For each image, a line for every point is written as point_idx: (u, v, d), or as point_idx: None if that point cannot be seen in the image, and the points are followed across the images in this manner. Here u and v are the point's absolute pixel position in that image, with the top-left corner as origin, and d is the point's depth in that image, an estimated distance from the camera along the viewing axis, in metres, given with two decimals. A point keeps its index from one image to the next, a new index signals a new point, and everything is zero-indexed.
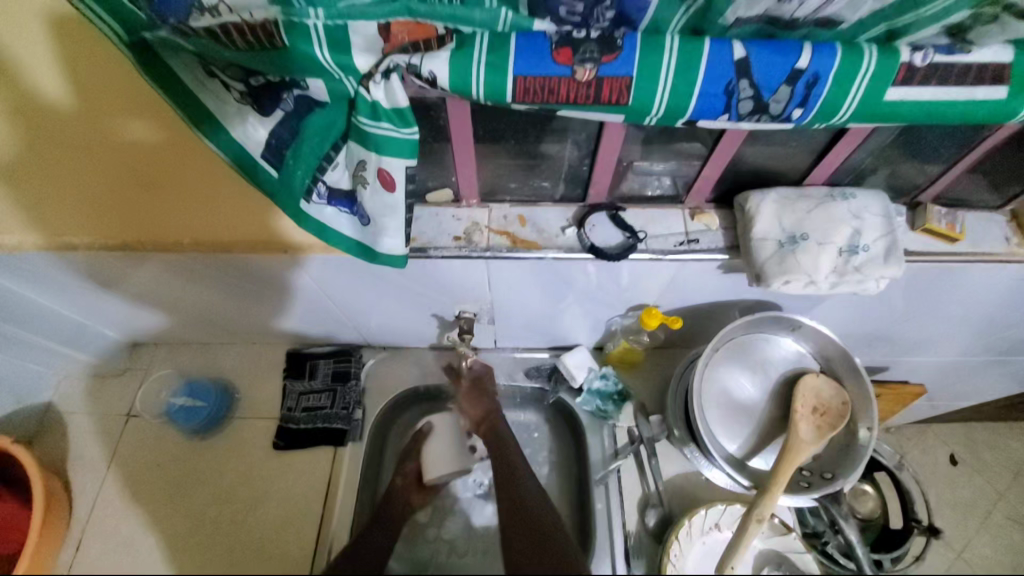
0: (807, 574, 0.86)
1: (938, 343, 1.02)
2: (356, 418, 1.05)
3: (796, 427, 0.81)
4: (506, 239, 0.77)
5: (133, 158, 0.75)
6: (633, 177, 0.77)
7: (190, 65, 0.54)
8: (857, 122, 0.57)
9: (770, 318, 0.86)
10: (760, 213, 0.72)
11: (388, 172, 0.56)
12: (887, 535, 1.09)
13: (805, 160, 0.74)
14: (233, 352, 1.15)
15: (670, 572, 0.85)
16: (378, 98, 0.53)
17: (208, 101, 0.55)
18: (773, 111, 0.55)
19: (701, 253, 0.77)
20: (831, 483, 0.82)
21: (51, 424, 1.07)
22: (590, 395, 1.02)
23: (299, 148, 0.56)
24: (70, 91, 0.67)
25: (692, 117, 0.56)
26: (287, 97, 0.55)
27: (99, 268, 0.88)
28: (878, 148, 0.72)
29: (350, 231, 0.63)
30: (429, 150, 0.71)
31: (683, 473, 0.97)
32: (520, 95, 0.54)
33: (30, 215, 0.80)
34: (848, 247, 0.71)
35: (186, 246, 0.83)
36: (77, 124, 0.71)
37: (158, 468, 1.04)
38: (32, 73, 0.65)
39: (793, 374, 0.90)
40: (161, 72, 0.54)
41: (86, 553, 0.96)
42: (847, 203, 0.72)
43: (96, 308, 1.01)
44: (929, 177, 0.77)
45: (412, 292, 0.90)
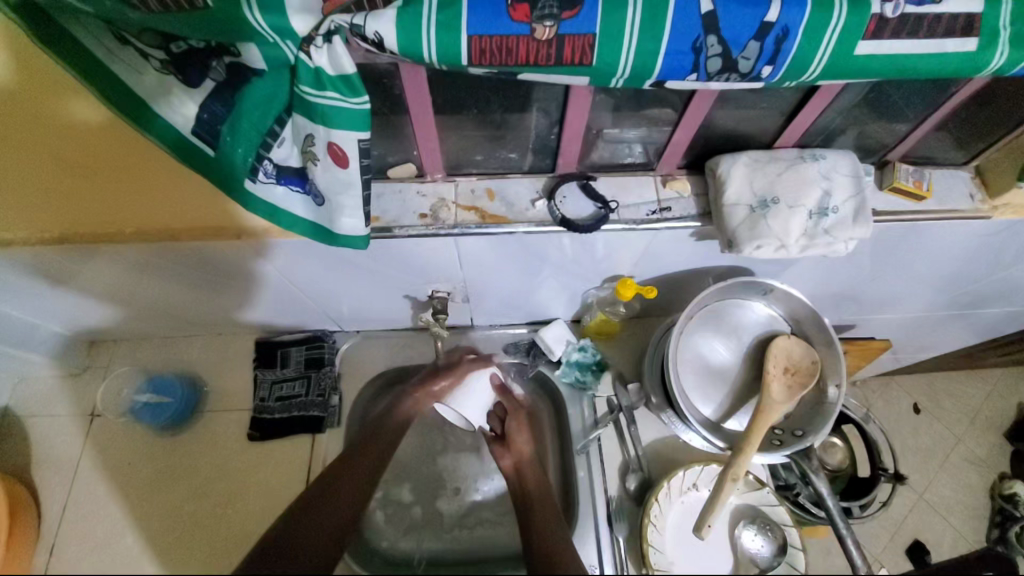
0: (781, 525, 0.90)
1: (903, 300, 1.04)
2: (333, 404, 1.03)
3: (768, 388, 0.83)
4: (475, 214, 0.74)
5: (71, 147, 0.67)
6: (604, 145, 0.75)
7: (99, 32, 0.49)
8: (827, 79, 0.56)
9: (743, 283, 0.87)
10: (731, 177, 0.71)
11: (339, 147, 0.52)
12: (855, 483, 1.15)
13: (775, 122, 0.73)
14: (199, 344, 1.10)
15: (651, 533, 0.88)
16: (322, 65, 0.48)
17: (123, 72, 0.50)
18: (742, 69, 0.53)
19: (674, 221, 0.75)
20: (801, 439, 0.84)
21: (7, 431, 1.02)
22: (569, 367, 1.02)
23: (236, 124, 0.52)
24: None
25: (660, 77, 0.53)
26: (217, 65, 0.50)
27: (46, 265, 0.81)
28: (847, 107, 0.71)
29: (304, 212, 0.60)
30: (386, 122, 0.66)
31: (661, 438, 0.99)
32: (476, 57, 0.50)
33: None
34: (818, 209, 0.70)
35: (131, 237, 0.78)
36: (3, 108, 0.62)
37: (127, 468, 1.00)
38: None
39: (766, 337, 0.91)
40: (68, 40, 0.49)
41: (60, 558, 0.93)
42: (816, 164, 0.72)
43: (43, 307, 0.94)
44: (898, 135, 0.77)
45: (381, 273, 0.86)
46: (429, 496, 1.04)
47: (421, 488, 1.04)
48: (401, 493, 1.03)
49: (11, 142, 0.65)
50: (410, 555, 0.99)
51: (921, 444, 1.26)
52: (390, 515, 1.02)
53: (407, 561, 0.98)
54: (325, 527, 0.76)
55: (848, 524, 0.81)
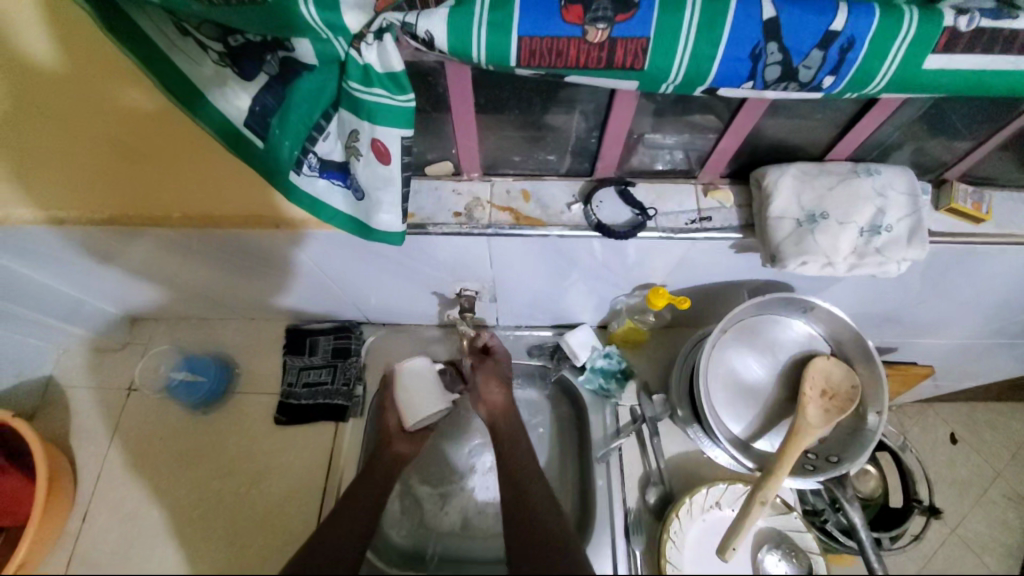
0: (807, 552, 0.87)
1: (950, 325, 0.99)
2: (357, 394, 1.04)
3: (804, 409, 0.79)
4: (509, 215, 0.74)
5: (122, 130, 0.70)
6: (644, 150, 0.73)
7: (160, 23, 0.50)
8: (891, 92, 0.53)
9: (782, 299, 0.84)
10: (778, 190, 0.69)
11: (383, 143, 0.52)
12: (886, 513, 1.09)
13: (827, 134, 0.70)
14: (232, 327, 1.13)
15: (670, 548, 0.86)
16: (371, 62, 0.48)
17: (183, 63, 0.52)
18: (802, 78, 0.51)
19: (713, 232, 0.73)
20: (837, 466, 0.81)
21: (54, 399, 1.07)
22: (593, 374, 1.01)
23: (285, 118, 0.53)
24: (58, 54, 0.62)
25: (713, 84, 0.52)
26: (270, 59, 0.51)
27: (93, 243, 0.84)
28: (906, 122, 0.67)
29: (344, 206, 0.60)
30: (427, 120, 0.67)
31: (684, 452, 0.97)
32: (525, 58, 0.49)
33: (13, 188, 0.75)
34: (870, 227, 0.67)
35: (175, 221, 0.80)
36: (62, 91, 0.66)
37: (160, 441, 1.04)
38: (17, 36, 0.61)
39: (802, 357, 0.88)
40: (130, 31, 0.50)
41: (93, 524, 0.98)
42: (871, 179, 0.68)
43: (90, 283, 0.98)
44: (959, 153, 0.73)
45: (412, 268, 0.87)
46: (445, 492, 1.04)
47: (437, 484, 1.05)
48: (418, 487, 1.04)
49: (68, 124, 0.69)
50: (424, 549, 0.99)
51: (958, 476, 1.17)
52: (405, 508, 1.02)
53: (420, 555, 0.99)
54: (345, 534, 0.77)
55: (881, 557, 0.77)
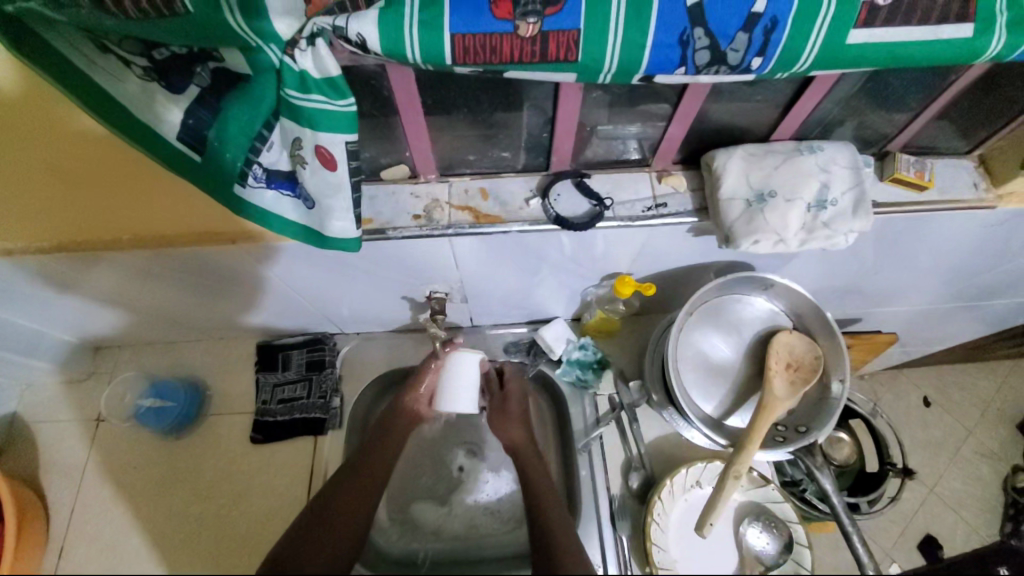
0: (786, 523, 0.89)
1: (909, 293, 1.03)
2: (334, 406, 1.03)
3: (770, 383, 0.81)
4: (469, 215, 0.74)
5: (71, 155, 0.68)
6: (598, 142, 0.74)
7: (78, 43, 0.49)
8: (819, 70, 0.55)
9: (743, 278, 0.86)
10: (727, 172, 0.70)
11: (327, 150, 0.52)
12: (863, 478, 1.13)
13: (772, 114, 0.72)
14: (201, 349, 1.10)
15: (655, 530, 0.87)
16: (307, 67, 0.48)
17: (106, 80, 0.50)
18: (731, 61, 0.52)
19: (670, 217, 0.74)
20: (806, 436, 0.83)
21: (19, 437, 1.03)
22: (570, 366, 1.02)
23: (223, 131, 0.52)
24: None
25: (647, 72, 0.52)
26: (201, 71, 0.51)
27: (48, 273, 0.81)
28: (844, 98, 0.69)
29: (296, 216, 0.60)
30: (376, 124, 0.66)
31: (663, 435, 0.98)
32: (460, 56, 0.49)
33: None
34: (816, 202, 0.69)
35: (127, 244, 0.77)
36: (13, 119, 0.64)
37: (134, 471, 1.01)
38: None
39: (766, 333, 0.90)
40: (47, 53, 0.49)
41: (69, 562, 0.94)
42: (814, 156, 0.71)
43: (49, 314, 0.94)
44: (897, 126, 0.76)
45: (379, 275, 0.86)
46: (433, 497, 1.04)
47: (425, 489, 1.04)
48: (405, 493, 1.04)
49: (17, 151, 0.67)
50: (415, 555, 0.99)
51: (931, 437, 1.23)
52: (393, 515, 1.02)
53: (411, 561, 0.98)
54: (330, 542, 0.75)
55: (854, 520, 0.80)
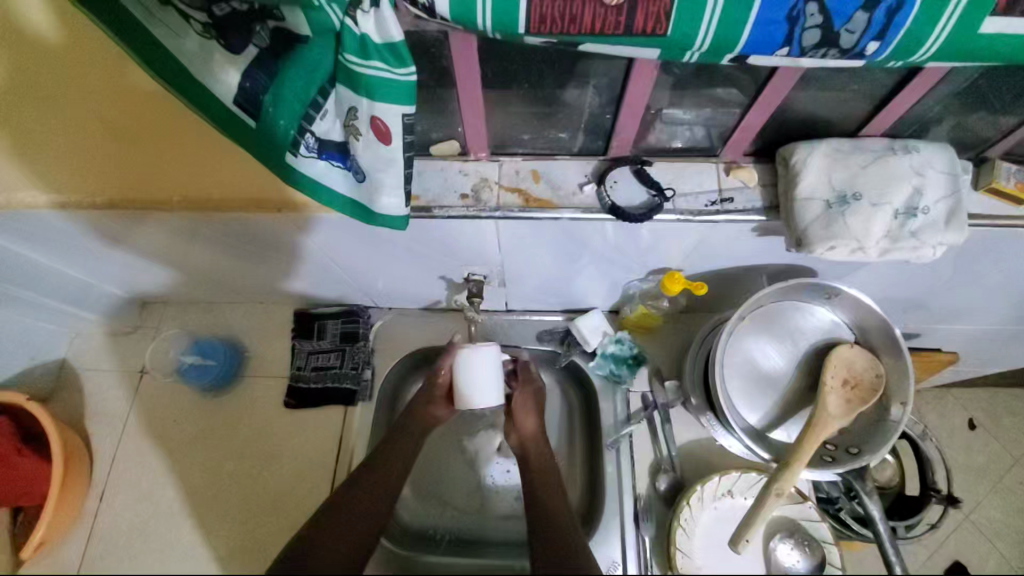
0: (819, 541, 0.85)
1: (979, 312, 0.94)
2: (365, 378, 1.03)
3: (824, 400, 0.76)
4: (518, 197, 0.71)
5: (100, 105, 0.68)
6: (661, 127, 0.69)
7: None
8: (938, 60, 0.48)
9: (805, 285, 0.80)
10: (807, 169, 0.64)
11: (383, 121, 0.50)
12: (903, 501, 1.05)
13: (861, 109, 0.65)
14: (240, 311, 1.12)
15: (681, 535, 0.85)
16: (368, 32, 0.46)
17: (164, 34, 0.49)
18: (843, 44, 0.46)
19: (735, 214, 0.69)
20: (857, 458, 0.78)
21: (67, 381, 1.08)
22: (604, 359, 0.98)
23: (279, 94, 0.50)
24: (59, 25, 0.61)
25: (743, 51, 0.47)
26: (260, 30, 0.48)
27: (104, 226, 0.82)
28: (948, 96, 0.62)
29: (344, 189, 0.58)
30: (432, 96, 0.63)
31: (696, 439, 0.95)
32: (534, 25, 0.45)
33: (31, 170, 0.73)
34: (905, 209, 0.63)
35: (175, 206, 0.76)
36: (40, 56, 0.63)
37: (175, 424, 1.05)
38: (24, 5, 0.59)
39: (825, 345, 0.85)
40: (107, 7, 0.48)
41: (109, 504, 1.00)
42: (909, 157, 0.64)
43: (100, 267, 0.97)
44: (1002, 130, 0.67)
45: (420, 254, 0.85)
46: (454, 477, 1.03)
47: (446, 470, 1.04)
48: (428, 472, 1.03)
49: (48, 96, 0.67)
50: (435, 530, 0.99)
51: (974, 462, 1.11)
52: (415, 487, 1.02)
53: (430, 536, 0.99)
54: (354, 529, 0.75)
55: (897, 548, 0.74)
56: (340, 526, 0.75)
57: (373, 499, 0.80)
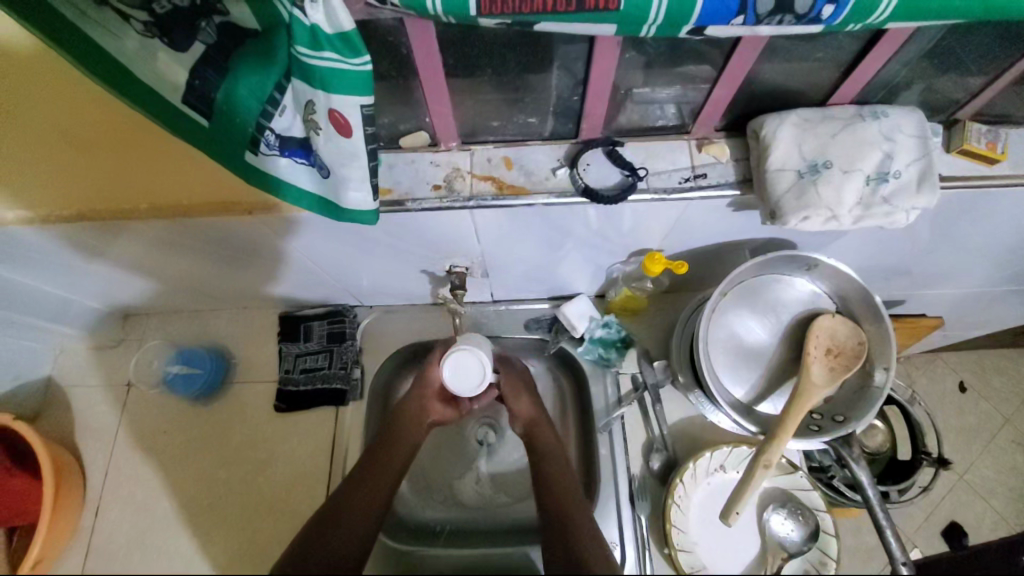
0: (813, 510, 0.86)
1: (962, 274, 0.95)
2: (355, 377, 1.02)
3: (808, 370, 0.77)
4: (491, 185, 0.70)
5: (63, 116, 0.65)
6: (633, 106, 0.68)
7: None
8: (895, 21, 0.48)
9: (784, 257, 0.80)
10: (778, 140, 0.64)
11: (341, 114, 0.49)
12: (895, 465, 1.06)
13: (829, 77, 0.65)
14: (224, 317, 1.11)
15: (675, 512, 0.86)
16: (318, 22, 0.44)
17: (103, 36, 0.47)
18: (799, 9, 0.46)
19: (709, 190, 0.69)
20: (843, 425, 0.79)
21: (54, 399, 1.07)
22: (592, 344, 0.99)
23: (233, 92, 0.49)
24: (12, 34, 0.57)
25: (699, 23, 0.47)
26: (206, 27, 0.47)
27: (76, 241, 0.81)
28: (914, 58, 0.62)
29: (311, 185, 0.58)
30: (396, 87, 0.62)
31: (688, 417, 0.95)
32: (486, 6, 0.44)
33: None
34: (877, 174, 0.63)
35: (144, 213, 0.75)
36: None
37: (166, 435, 1.04)
38: None
39: (808, 316, 0.85)
40: (45, 12, 0.47)
41: (105, 519, 0.99)
42: (878, 122, 0.64)
43: (76, 282, 0.96)
44: (971, 91, 0.67)
45: (398, 249, 0.84)
46: (450, 469, 1.04)
47: (442, 464, 1.04)
48: (423, 466, 1.03)
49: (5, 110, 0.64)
50: (436, 522, 1.00)
51: (966, 423, 1.12)
52: (412, 482, 1.02)
53: (431, 529, 0.99)
54: (350, 535, 0.74)
55: (887, 513, 0.75)
56: (341, 535, 0.74)
57: (366, 501, 0.79)
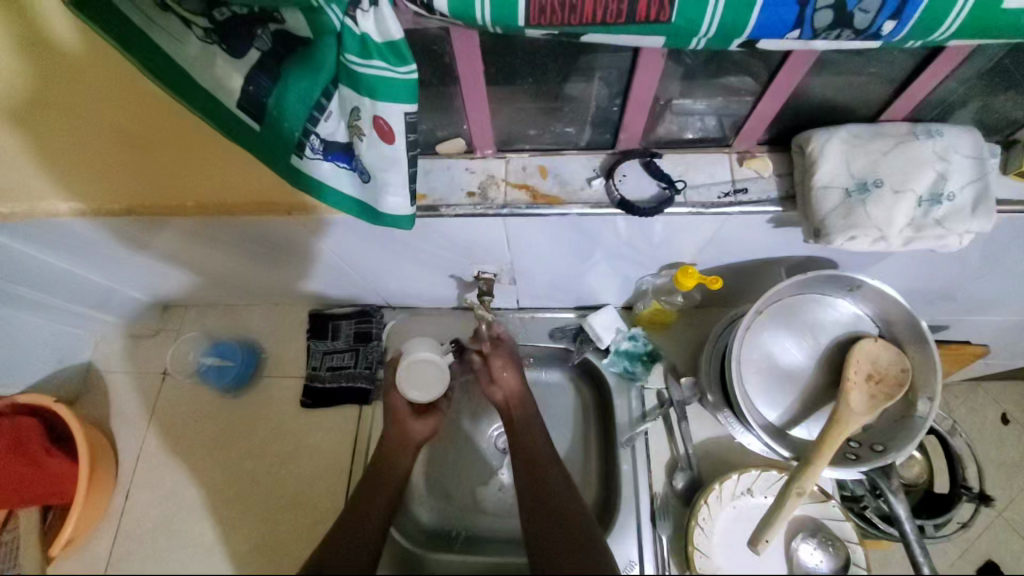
0: (846, 541, 0.83)
1: (1012, 301, 0.90)
2: (380, 377, 1.04)
3: (847, 396, 0.73)
4: (525, 194, 0.70)
5: (119, 116, 0.68)
6: (672, 118, 0.67)
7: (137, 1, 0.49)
8: (961, 37, 0.46)
9: (825, 276, 0.77)
10: (825, 156, 0.62)
11: (385, 121, 0.50)
12: (931, 499, 1.01)
13: (881, 93, 0.62)
14: (256, 312, 1.14)
15: (698, 534, 0.83)
16: (368, 31, 0.46)
17: (165, 41, 0.49)
18: (858, 24, 0.44)
19: (749, 205, 0.67)
20: (882, 456, 0.76)
21: (93, 384, 1.11)
22: (618, 356, 0.97)
23: (282, 98, 0.50)
24: (75, 37, 0.59)
25: (751, 36, 0.46)
26: (261, 34, 0.48)
27: (125, 233, 0.85)
28: (975, 75, 0.59)
29: (351, 190, 0.59)
30: (436, 94, 0.63)
31: (713, 437, 0.93)
32: (534, 17, 0.45)
33: (54, 178, 0.75)
34: (930, 196, 0.60)
35: (190, 211, 0.79)
36: (53, 71, 0.63)
37: (195, 423, 1.07)
38: (43, 12, 0.57)
39: (846, 339, 0.82)
40: (113, 17, 0.49)
41: (135, 502, 1.03)
42: (933, 141, 0.61)
43: (120, 272, 1.00)
44: None
45: (430, 253, 0.84)
46: (467, 475, 1.03)
47: (460, 468, 1.04)
48: (443, 470, 1.04)
49: (65, 109, 0.67)
50: (451, 527, 0.99)
51: (1008, 458, 1.06)
52: (430, 485, 1.02)
53: (447, 534, 0.99)
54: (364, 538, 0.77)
55: (925, 548, 0.71)
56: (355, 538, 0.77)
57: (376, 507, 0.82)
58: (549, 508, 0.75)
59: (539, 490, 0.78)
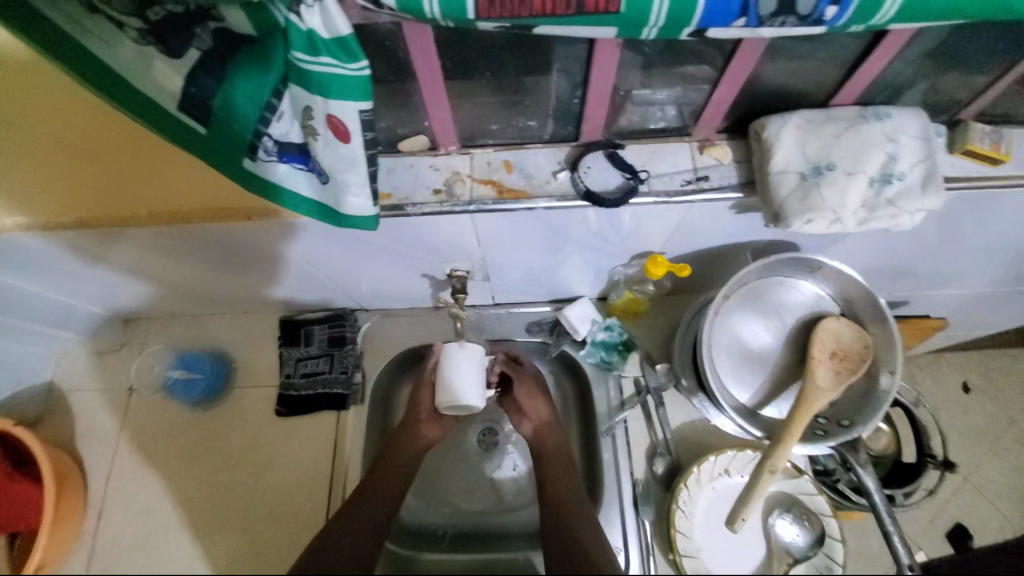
0: (819, 515, 0.86)
1: (966, 275, 0.94)
2: (356, 381, 1.02)
3: (813, 373, 0.76)
4: (491, 189, 0.69)
5: (61, 123, 0.64)
6: (633, 108, 0.68)
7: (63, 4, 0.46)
8: (899, 22, 0.47)
9: (788, 259, 0.79)
10: (780, 142, 0.63)
11: (339, 119, 0.49)
12: (900, 469, 1.05)
13: (831, 77, 0.64)
14: (225, 322, 1.11)
15: (679, 518, 0.85)
16: (314, 26, 0.44)
17: (97, 45, 0.47)
18: (801, 10, 0.45)
19: (711, 192, 0.68)
20: (848, 430, 0.78)
21: (55, 405, 1.06)
22: (594, 347, 0.98)
23: (229, 99, 0.49)
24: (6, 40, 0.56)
25: (701, 24, 0.46)
26: (201, 32, 0.46)
27: (77, 246, 0.81)
28: (918, 57, 0.61)
29: (310, 191, 0.58)
30: (394, 90, 0.61)
31: (689, 421, 0.95)
32: (484, 9, 0.44)
33: None
34: (880, 176, 0.62)
35: (145, 220, 0.75)
36: None
37: (167, 439, 1.04)
38: None
39: (810, 320, 0.84)
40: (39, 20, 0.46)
41: (107, 523, 0.99)
42: (881, 124, 0.63)
43: (77, 287, 0.95)
44: (975, 90, 0.66)
45: (400, 253, 0.83)
46: (452, 474, 1.03)
47: (444, 468, 1.03)
48: (427, 471, 1.03)
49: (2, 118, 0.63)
50: (438, 526, 0.99)
51: (972, 424, 1.10)
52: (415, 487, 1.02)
53: (432, 532, 0.99)
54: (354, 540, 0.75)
55: (894, 518, 0.73)
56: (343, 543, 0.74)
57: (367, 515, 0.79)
58: (566, 527, 0.77)
59: (557, 506, 0.81)
